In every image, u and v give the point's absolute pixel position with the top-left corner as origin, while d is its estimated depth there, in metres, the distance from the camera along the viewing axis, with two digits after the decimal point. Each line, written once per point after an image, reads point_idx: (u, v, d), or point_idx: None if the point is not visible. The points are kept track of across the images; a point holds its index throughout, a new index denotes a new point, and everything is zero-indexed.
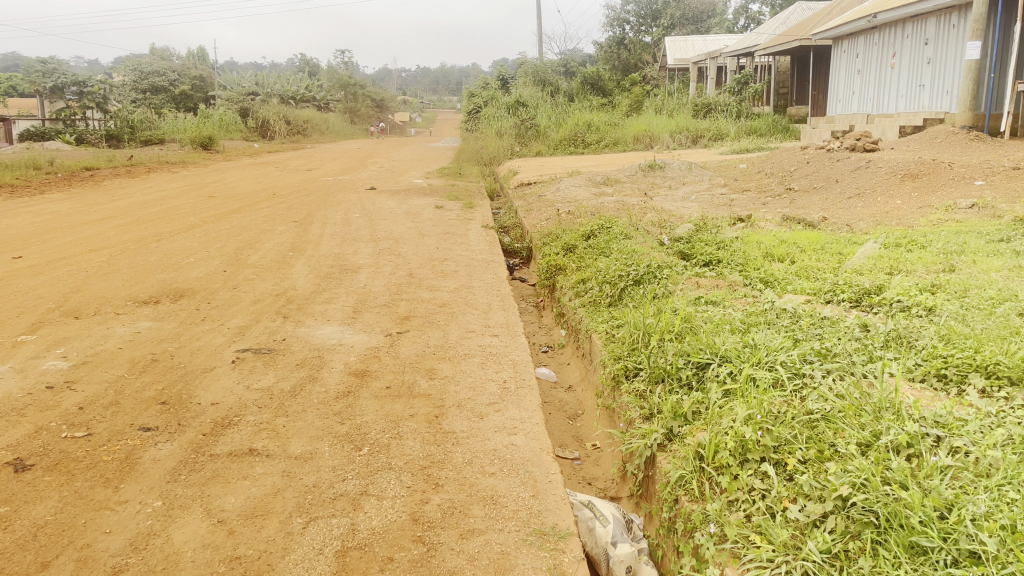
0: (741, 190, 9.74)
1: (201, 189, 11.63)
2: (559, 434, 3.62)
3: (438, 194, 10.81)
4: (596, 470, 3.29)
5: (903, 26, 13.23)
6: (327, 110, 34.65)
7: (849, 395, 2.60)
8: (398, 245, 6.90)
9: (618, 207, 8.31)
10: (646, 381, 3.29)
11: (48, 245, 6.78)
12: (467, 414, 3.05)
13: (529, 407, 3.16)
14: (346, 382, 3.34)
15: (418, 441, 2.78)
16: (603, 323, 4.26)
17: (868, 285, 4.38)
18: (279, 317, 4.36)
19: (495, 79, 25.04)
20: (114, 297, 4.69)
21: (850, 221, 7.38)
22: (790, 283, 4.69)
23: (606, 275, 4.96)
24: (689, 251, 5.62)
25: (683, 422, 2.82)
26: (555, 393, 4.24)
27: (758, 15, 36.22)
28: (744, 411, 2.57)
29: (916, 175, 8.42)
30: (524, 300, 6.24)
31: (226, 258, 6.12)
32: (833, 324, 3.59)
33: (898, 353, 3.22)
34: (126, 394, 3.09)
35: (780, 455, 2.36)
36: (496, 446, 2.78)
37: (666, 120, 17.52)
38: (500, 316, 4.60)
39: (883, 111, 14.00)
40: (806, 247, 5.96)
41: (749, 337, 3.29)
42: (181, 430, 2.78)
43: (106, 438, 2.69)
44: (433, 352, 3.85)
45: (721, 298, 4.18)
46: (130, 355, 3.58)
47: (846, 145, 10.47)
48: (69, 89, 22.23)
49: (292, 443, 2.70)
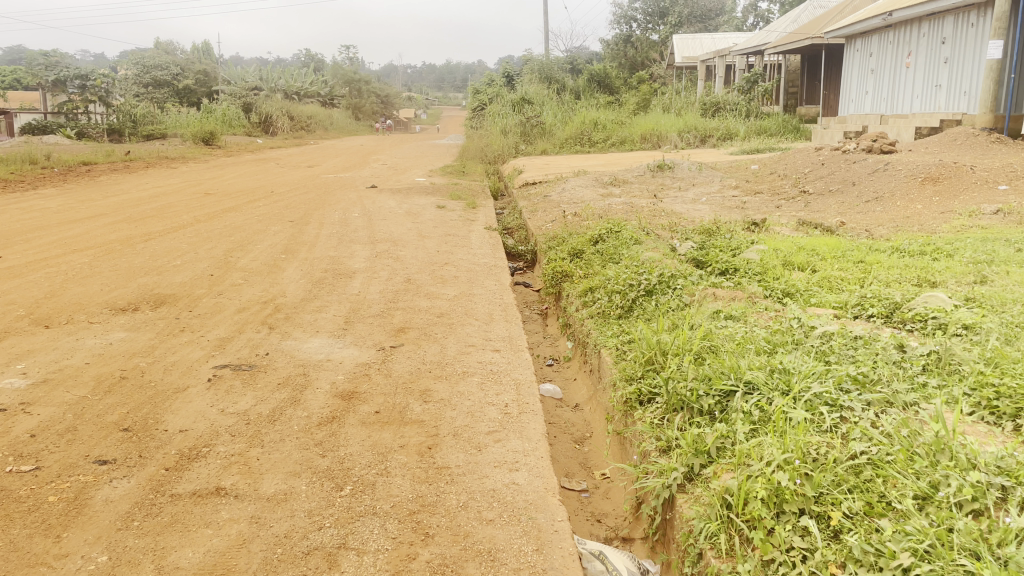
0: (752, 192, 9.43)
1: (198, 186, 11.32)
2: (565, 462, 3.30)
3: (440, 193, 10.52)
4: (606, 505, 2.98)
5: (919, 25, 12.86)
6: (332, 106, 34.39)
7: (898, 436, 2.28)
8: (396, 247, 6.59)
9: (626, 209, 8.00)
10: (665, 409, 2.97)
11: (31, 245, 6.49)
12: (463, 446, 2.74)
13: (533, 437, 2.85)
14: (331, 406, 3.03)
15: (407, 478, 2.48)
16: (613, 338, 3.95)
17: (899, 299, 4.07)
18: (264, 328, 4.04)
19: (500, 76, 24.75)
20: (89, 304, 4.39)
21: (869, 226, 7.05)
22: (814, 296, 4.38)
23: (615, 283, 4.64)
24: (703, 259, 5.30)
25: (706, 460, 2.50)
26: (561, 413, 3.93)
27: (767, 14, 35.86)
28: (778, 452, 2.26)
29: (937, 178, 8.08)
30: (528, 307, 5.93)
31: (215, 260, 5.82)
32: (867, 344, 3.28)
33: (941, 379, 2.89)
34: (85, 419, 2.78)
35: (822, 507, 2.05)
36: (494, 485, 2.46)
37: (674, 119, 17.19)
38: (503, 328, 4.28)
39: (897, 111, 13.65)
40: (825, 255, 5.63)
41: (777, 360, 2.98)
42: (141, 464, 2.47)
43: (56, 472, 2.39)
44: (429, 369, 3.53)
45: (742, 313, 3.87)
46: (96, 372, 3.27)
47: (862, 147, 10.14)
48: (72, 83, 21.40)
49: (265, 482, 2.39)
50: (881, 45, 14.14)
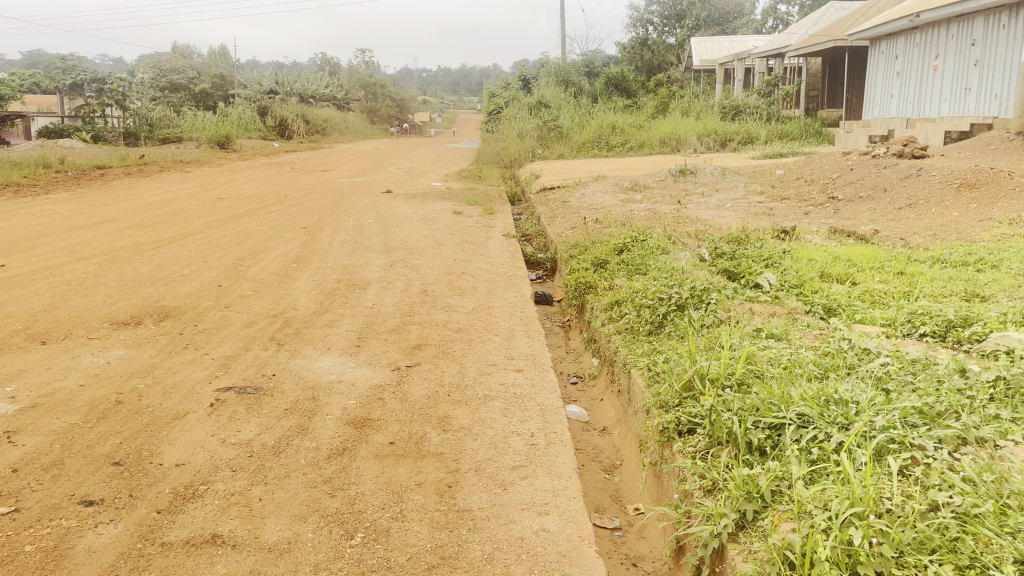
0: (780, 198, 9.12)
1: (211, 190, 11.13)
2: (594, 495, 3.04)
3: (456, 198, 10.25)
4: (642, 546, 2.71)
5: (948, 26, 12.48)
6: (349, 110, 34.24)
7: (983, 483, 2.03)
8: (412, 256, 6.33)
9: (649, 215, 7.73)
10: (708, 441, 2.69)
11: (36, 252, 6.29)
12: (486, 484, 2.48)
13: (563, 473, 2.59)
14: (342, 435, 2.77)
15: (425, 523, 2.22)
16: (644, 357, 3.68)
17: (953, 316, 3.77)
18: (272, 345, 3.81)
19: (516, 79, 24.54)
20: (90, 318, 4.17)
21: (905, 235, 6.72)
22: (859, 311, 4.09)
23: (643, 297, 4.35)
24: (735, 271, 5.00)
25: (759, 505, 2.23)
26: (588, 437, 3.66)
27: (787, 16, 35.40)
28: (845, 503, 2.00)
29: (974, 184, 7.74)
30: (549, 319, 5.67)
31: (224, 269, 5.61)
32: (926, 368, 2.98)
33: (1014, 411, 2.61)
34: (74, 451, 2.55)
35: (905, 571, 1.80)
36: (523, 533, 2.22)
37: (694, 122, 16.88)
38: (525, 346, 4.01)
39: (924, 114, 13.27)
40: (863, 265, 5.32)
41: (832, 388, 2.70)
42: (131, 506, 2.23)
43: (37, 516, 2.17)
44: (448, 393, 3.27)
45: (785, 331, 3.60)
46: (90, 396, 3.03)
47: (893, 151, 9.77)
48: (89, 87, 22.12)
49: (266, 528, 2.15)
50: (907, 48, 13.76)
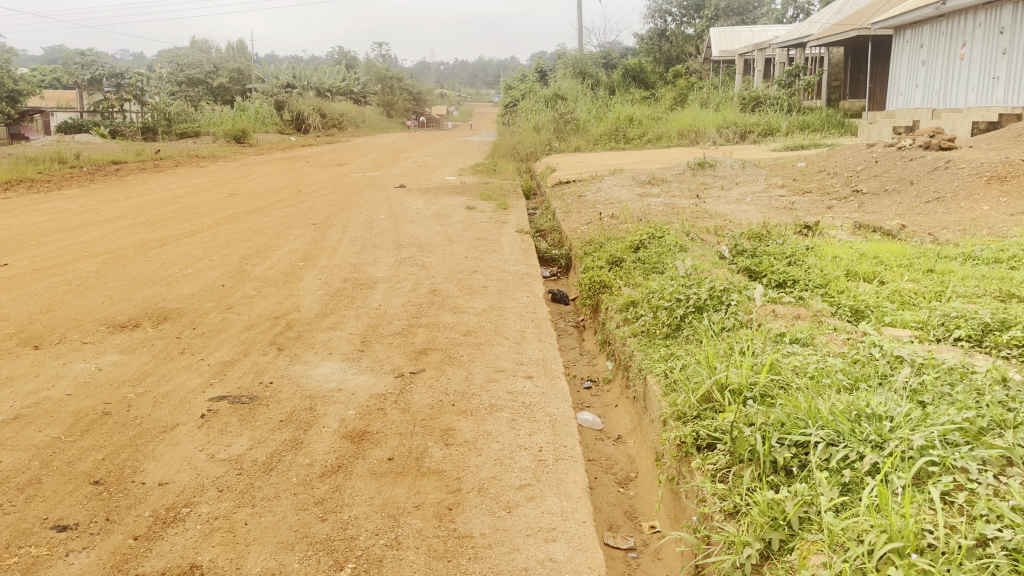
0: (802, 192, 8.87)
1: (225, 186, 11.01)
2: (608, 512, 2.86)
3: (470, 193, 10.07)
4: (657, 568, 2.54)
5: (976, 13, 12.10)
6: (365, 104, 34.12)
7: None
8: (422, 253, 6.17)
9: (667, 210, 7.52)
10: (729, 459, 2.50)
11: (42, 251, 6.18)
12: (489, 506, 2.31)
13: (572, 493, 2.42)
14: (338, 451, 2.61)
15: (422, 552, 2.06)
16: (659, 363, 3.49)
17: (990, 319, 3.54)
18: (271, 350, 3.65)
19: (533, 72, 24.33)
20: (87, 320, 4.04)
21: (933, 230, 6.47)
22: (889, 314, 3.86)
23: (659, 297, 4.15)
24: (757, 270, 4.78)
25: (787, 534, 2.06)
26: (601, 447, 3.48)
27: (809, 4, 34.81)
28: (883, 537, 1.82)
29: (1005, 176, 7.46)
30: (563, 319, 5.48)
31: (229, 268, 5.48)
32: (963, 378, 2.74)
33: None
34: (53, 468, 2.41)
35: None
36: (527, 564, 2.04)
37: (713, 114, 16.57)
38: (536, 350, 3.83)
39: (950, 105, 12.92)
40: (891, 263, 5.09)
41: (863, 400, 2.49)
42: (107, 531, 2.08)
43: (5, 543, 2.02)
44: (452, 402, 3.10)
45: (810, 336, 3.39)
46: (76, 406, 2.88)
47: (919, 142, 9.48)
48: (107, 82, 21.73)
49: (249, 558, 1.99)
50: (933, 36, 13.38)
